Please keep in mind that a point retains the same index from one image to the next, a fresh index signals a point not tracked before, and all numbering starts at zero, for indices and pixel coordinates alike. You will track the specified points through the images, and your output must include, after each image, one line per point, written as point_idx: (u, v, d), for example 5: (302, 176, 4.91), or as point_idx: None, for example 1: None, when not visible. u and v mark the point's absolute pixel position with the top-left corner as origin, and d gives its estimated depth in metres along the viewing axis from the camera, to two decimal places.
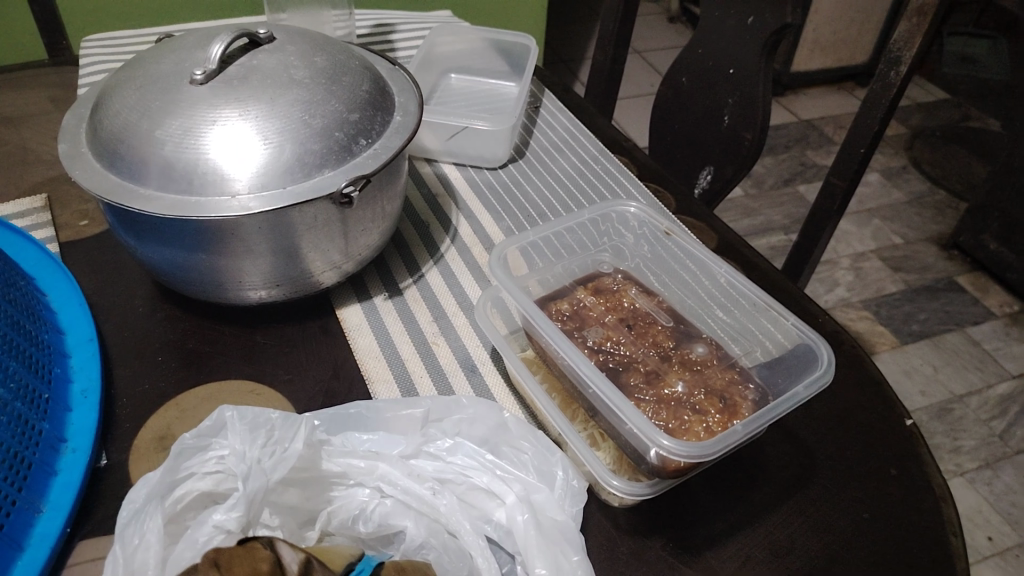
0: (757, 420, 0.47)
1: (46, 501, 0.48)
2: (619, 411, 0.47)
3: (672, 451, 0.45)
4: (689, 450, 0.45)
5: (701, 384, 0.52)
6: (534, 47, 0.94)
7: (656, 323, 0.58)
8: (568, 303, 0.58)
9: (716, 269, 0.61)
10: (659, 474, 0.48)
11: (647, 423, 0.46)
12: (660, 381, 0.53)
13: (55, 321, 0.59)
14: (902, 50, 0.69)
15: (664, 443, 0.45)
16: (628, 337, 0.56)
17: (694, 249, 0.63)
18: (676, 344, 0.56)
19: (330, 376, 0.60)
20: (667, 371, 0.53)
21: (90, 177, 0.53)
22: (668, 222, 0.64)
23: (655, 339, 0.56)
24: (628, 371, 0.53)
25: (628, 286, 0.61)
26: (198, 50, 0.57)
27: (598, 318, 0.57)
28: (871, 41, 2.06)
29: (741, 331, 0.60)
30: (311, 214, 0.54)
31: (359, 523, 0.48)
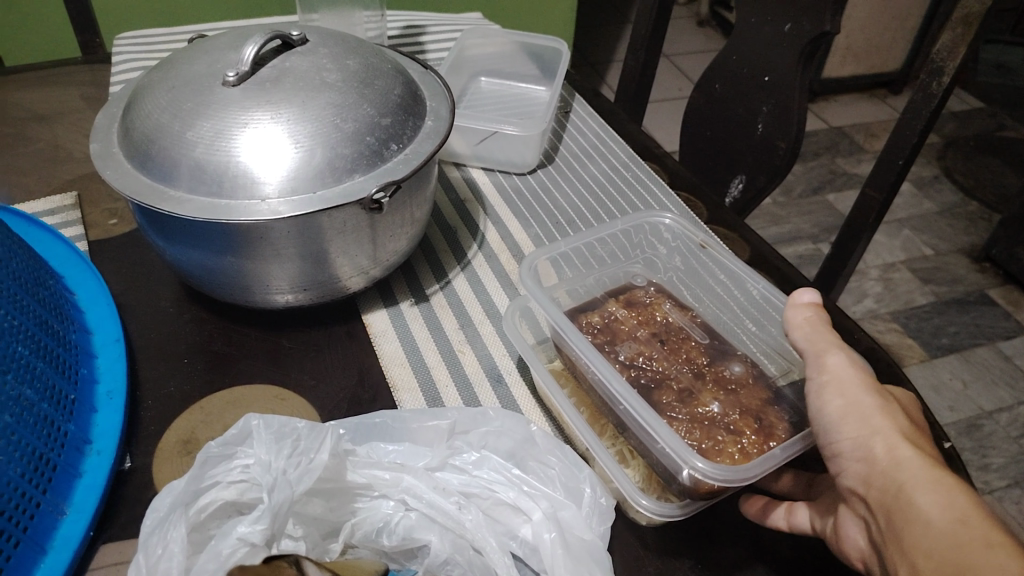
0: (793, 445, 0.45)
1: (70, 504, 0.47)
2: (651, 430, 0.46)
3: (705, 474, 0.44)
4: (724, 474, 0.43)
5: (736, 404, 0.51)
6: (566, 51, 0.93)
7: (689, 340, 0.57)
8: (599, 317, 0.57)
9: (751, 285, 0.60)
10: (691, 495, 0.47)
11: (680, 444, 0.45)
12: (693, 400, 0.51)
13: (82, 320, 0.59)
14: (944, 60, 0.66)
15: (698, 465, 0.44)
16: (661, 353, 0.55)
17: (728, 263, 0.61)
18: (709, 361, 0.55)
19: (355, 383, 0.59)
20: (700, 390, 0.52)
21: (121, 178, 0.53)
22: (703, 235, 0.63)
23: (689, 355, 0.55)
24: (661, 389, 0.52)
25: (661, 300, 0.60)
26: (231, 52, 0.57)
27: (631, 334, 0.56)
28: (904, 48, 2.01)
29: (776, 348, 0.58)
30: (340, 219, 0.54)
31: (383, 535, 0.47)
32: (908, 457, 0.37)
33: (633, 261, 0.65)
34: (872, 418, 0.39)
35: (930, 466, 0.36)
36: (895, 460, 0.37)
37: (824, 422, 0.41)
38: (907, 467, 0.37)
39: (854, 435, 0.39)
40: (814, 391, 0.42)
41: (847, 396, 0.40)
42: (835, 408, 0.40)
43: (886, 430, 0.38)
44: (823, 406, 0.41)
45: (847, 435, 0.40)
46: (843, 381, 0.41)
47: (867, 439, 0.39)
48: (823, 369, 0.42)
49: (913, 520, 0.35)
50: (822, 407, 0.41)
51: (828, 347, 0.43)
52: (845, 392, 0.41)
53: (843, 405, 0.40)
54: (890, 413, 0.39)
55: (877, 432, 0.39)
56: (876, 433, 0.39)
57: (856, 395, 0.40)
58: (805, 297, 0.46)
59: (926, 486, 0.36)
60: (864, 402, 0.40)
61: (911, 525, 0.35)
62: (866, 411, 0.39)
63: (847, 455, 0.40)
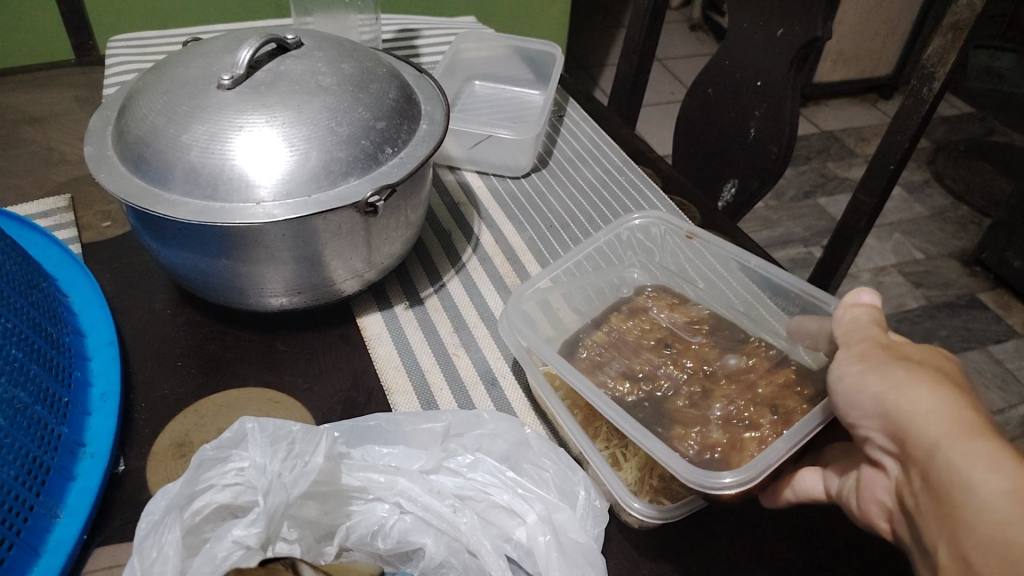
0: (797, 434, 0.45)
1: (63, 507, 0.47)
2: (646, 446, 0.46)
3: (735, 486, 0.43)
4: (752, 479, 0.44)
5: (750, 399, 0.52)
6: (560, 55, 0.93)
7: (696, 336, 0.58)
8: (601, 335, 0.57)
9: (746, 263, 0.63)
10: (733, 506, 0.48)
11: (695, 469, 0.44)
12: (706, 400, 0.52)
13: (76, 323, 0.59)
14: (935, 66, 0.67)
15: (725, 481, 0.43)
16: (672, 355, 0.56)
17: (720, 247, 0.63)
18: (720, 357, 0.56)
19: (350, 386, 0.59)
20: (714, 390, 0.53)
21: (115, 180, 0.53)
22: (687, 225, 0.64)
23: (698, 354, 0.56)
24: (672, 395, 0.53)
25: (667, 307, 0.61)
26: (226, 55, 0.57)
27: (640, 345, 0.57)
28: (895, 53, 2.03)
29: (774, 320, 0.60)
30: (335, 222, 0.54)
31: (378, 538, 0.48)
32: (936, 413, 0.35)
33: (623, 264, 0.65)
34: (893, 371, 0.38)
35: (960, 420, 0.34)
36: (921, 421, 0.35)
37: (844, 388, 0.40)
38: (933, 426, 0.35)
39: (872, 396, 0.38)
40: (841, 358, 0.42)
41: (866, 360, 0.40)
42: (853, 373, 0.40)
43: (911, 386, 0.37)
44: (842, 375, 0.41)
45: (867, 395, 0.39)
46: (863, 350, 0.41)
47: (888, 400, 0.37)
48: (848, 346, 0.42)
49: (946, 486, 0.33)
50: (841, 375, 0.41)
51: (856, 330, 0.43)
52: (864, 358, 0.40)
53: (861, 367, 0.40)
54: (917, 369, 0.38)
55: (894, 390, 0.37)
56: (894, 392, 0.37)
57: (876, 358, 0.40)
58: (864, 297, 0.45)
59: (958, 447, 0.33)
60: (884, 362, 0.39)
61: (947, 492, 0.33)
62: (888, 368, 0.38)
63: (871, 419, 0.39)
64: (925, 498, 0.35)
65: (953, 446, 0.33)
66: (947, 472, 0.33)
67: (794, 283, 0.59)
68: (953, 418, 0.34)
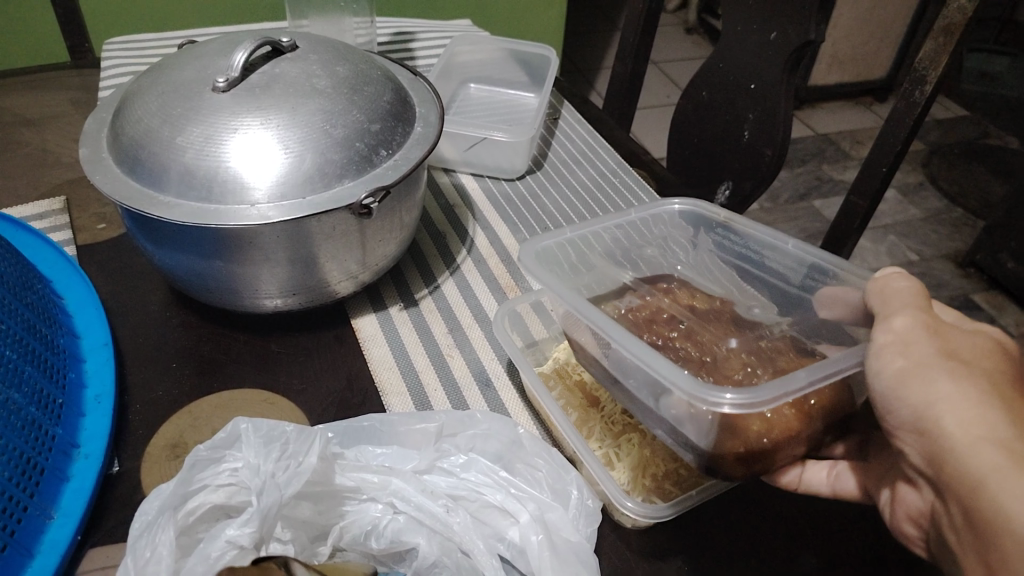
0: (821, 369, 0.42)
1: (57, 508, 0.47)
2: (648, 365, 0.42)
3: (732, 407, 0.39)
4: (754, 408, 0.40)
5: (770, 368, 0.47)
6: (555, 58, 0.94)
7: (719, 319, 0.52)
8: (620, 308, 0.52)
9: (782, 244, 0.55)
10: (726, 473, 0.44)
11: (696, 381, 0.40)
12: (718, 367, 0.47)
13: (71, 325, 0.59)
14: (926, 70, 0.67)
15: (726, 398, 0.39)
16: (690, 324, 0.51)
17: (759, 234, 0.57)
18: (744, 335, 0.50)
19: (344, 388, 0.59)
20: (732, 355, 0.48)
21: (110, 182, 0.53)
22: (725, 210, 0.58)
23: (719, 330, 0.51)
24: (683, 365, 0.47)
25: (685, 289, 0.55)
26: (221, 58, 0.57)
27: (652, 317, 0.51)
28: (889, 56, 2.03)
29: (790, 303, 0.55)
30: (329, 225, 0.54)
31: (372, 538, 0.48)
32: (984, 442, 0.34)
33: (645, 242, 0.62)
34: (936, 379, 0.36)
35: (1011, 453, 0.33)
36: (968, 447, 0.35)
37: (884, 385, 0.39)
38: (980, 457, 0.34)
39: (916, 405, 0.37)
40: (879, 345, 0.40)
41: (909, 356, 0.38)
42: (895, 370, 0.38)
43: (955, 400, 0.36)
44: (883, 369, 0.39)
45: (909, 402, 0.37)
46: (906, 339, 0.39)
47: (932, 416, 0.36)
48: (888, 327, 0.40)
49: (990, 522, 0.33)
50: (881, 368, 0.39)
51: (897, 309, 0.40)
52: (907, 352, 0.38)
53: (905, 366, 0.38)
54: (964, 377, 0.36)
55: (940, 406, 0.36)
56: (940, 409, 0.36)
57: (920, 355, 0.38)
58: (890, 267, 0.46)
59: (1007, 486, 0.32)
60: (929, 362, 0.37)
61: (992, 527, 0.33)
62: (930, 372, 0.37)
63: (910, 426, 0.38)
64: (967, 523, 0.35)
65: (1001, 483, 0.33)
66: (994, 510, 0.33)
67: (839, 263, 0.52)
68: (1002, 448, 0.33)
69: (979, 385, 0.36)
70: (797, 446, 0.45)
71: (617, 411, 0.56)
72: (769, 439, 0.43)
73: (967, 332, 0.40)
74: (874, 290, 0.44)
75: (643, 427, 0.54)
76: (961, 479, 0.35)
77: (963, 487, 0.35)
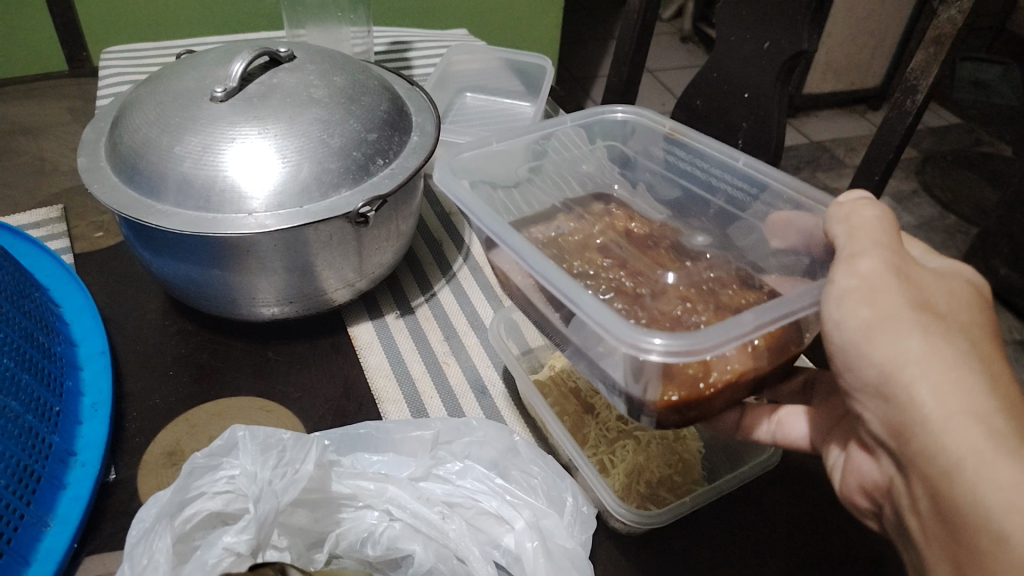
0: (770, 312, 0.37)
1: (54, 516, 0.48)
2: (573, 303, 0.37)
3: (662, 355, 0.35)
4: (691, 356, 0.35)
5: (709, 301, 0.46)
6: (550, 67, 0.94)
7: (656, 246, 0.52)
8: (545, 233, 0.51)
9: (733, 160, 0.53)
10: (663, 422, 0.41)
11: (623, 324, 0.35)
12: (655, 301, 0.45)
13: (68, 333, 0.59)
14: (918, 79, 0.67)
15: (655, 344, 0.34)
16: (626, 253, 0.51)
17: (705, 147, 0.54)
18: (685, 267, 0.50)
19: (340, 395, 0.60)
20: (670, 288, 0.47)
21: (108, 191, 0.53)
22: (669, 121, 0.56)
23: (656, 261, 0.50)
24: (614, 296, 0.46)
25: (620, 213, 0.55)
26: (219, 67, 0.58)
27: (584, 244, 0.52)
28: (883, 65, 2.05)
29: (733, 226, 0.54)
30: (326, 233, 0.55)
31: (368, 545, 0.48)
32: (960, 416, 0.31)
33: (583, 151, 0.59)
34: (908, 337, 0.33)
35: (993, 432, 0.30)
36: (940, 414, 0.32)
37: (846, 334, 0.36)
38: (954, 431, 0.31)
39: (883, 364, 0.34)
40: (841, 291, 0.36)
41: (877, 307, 0.35)
42: (859, 321, 0.35)
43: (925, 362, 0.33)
44: (846, 316, 0.36)
45: (875, 359, 0.35)
46: (874, 286, 0.35)
47: (906, 382, 0.33)
48: (853, 270, 0.36)
49: (959, 506, 0.31)
50: (844, 316, 0.36)
51: (866, 247, 0.37)
52: (874, 302, 0.35)
53: (871, 318, 0.35)
54: (939, 336, 0.33)
55: (915, 372, 0.33)
56: (915, 375, 0.33)
57: (890, 307, 0.34)
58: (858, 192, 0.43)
59: (984, 469, 0.30)
60: (898, 316, 0.34)
61: (963, 510, 0.31)
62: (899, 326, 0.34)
63: (875, 393, 0.35)
64: (928, 503, 0.33)
65: (980, 467, 0.30)
66: (969, 496, 0.30)
67: (791, 184, 0.49)
68: (980, 423, 0.31)
69: (956, 347, 0.33)
70: (739, 392, 0.41)
71: (612, 418, 0.57)
72: (706, 384, 0.39)
73: (938, 278, 0.37)
74: (839, 219, 0.40)
75: (637, 435, 0.55)
76: (930, 457, 0.32)
77: (932, 465, 0.32)
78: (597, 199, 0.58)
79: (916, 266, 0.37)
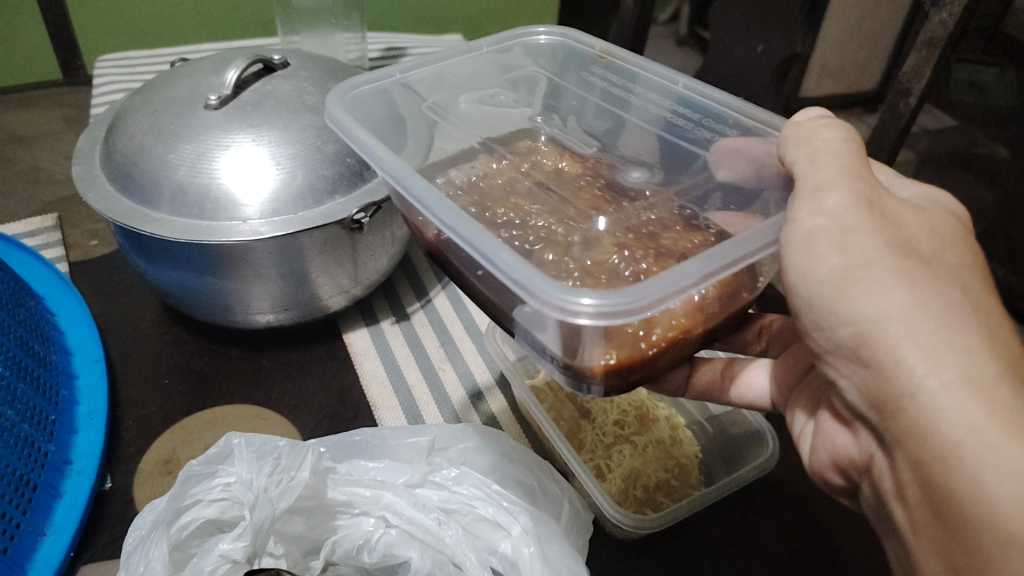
0: (716, 258, 0.32)
1: (49, 525, 0.48)
2: (490, 262, 0.32)
3: (593, 317, 0.30)
4: (631, 316, 0.30)
5: (650, 248, 0.39)
6: None
7: (589, 186, 0.46)
8: (464, 177, 0.45)
9: (674, 84, 0.47)
10: (602, 390, 0.36)
11: (546, 282, 0.30)
12: (587, 251, 0.38)
13: (63, 342, 0.59)
14: (911, 81, 0.66)
15: (584, 304, 0.29)
16: (552, 198, 0.44)
17: (643, 69, 0.48)
18: (622, 208, 0.43)
19: (335, 402, 0.60)
20: (604, 236, 0.40)
21: (102, 200, 0.53)
22: (601, 42, 0.50)
23: (589, 204, 0.43)
24: (544, 246, 0.38)
25: (549, 150, 0.49)
26: (213, 75, 0.58)
27: (509, 187, 0.44)
28: None
29: (673, 155, 0.46)
30: (320, 239, 0.54)
31: (364, 552, 0.49)
32: (955, 384, 0.30)
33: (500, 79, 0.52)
34: (891, 290, 0.31)
35: (995, 406, 0.29)
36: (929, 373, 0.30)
37: (814, 285, 0.33)
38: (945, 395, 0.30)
39: (860, 321, 0.32)
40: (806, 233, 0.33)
41: (848, 253, 0.32)
42: (832, 269, 0.32)
43: (911, 319, 0.31)
44: (812, 263, 0.33)
45: (851, 318, 0.32)
46: (844, 225, 0.32)
47: (889, 344, 0.31)
48: (819, 209, 0.33)
49: (955, 487, 0.30)
50: (810, 264, 0.33)
51: (832, 177, 0.34)
52: (844, 248, 0.32)
53: (843, 265, 0.32)
54: (924, 286, 0.31)
55: (900, 333, 0.31)
56: (900, 336, 0.31)
57: (863, 253, 0.32)
58: (811, 111, 0.40)
59: (985, 447, 0.29)
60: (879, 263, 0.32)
61: (956, 487, 0.29)
62: (875, 271, 0.32)
63: (851, 359, 0.33)
64: (914, 483, 0.32)
65: (979, 443, 0.29)
66: (967, 475, 0.29)
67: (740, 108, 0.44)
68: (978, 392, 0.29)
69: (941, 297, 0.31)
70: (685, 348, 0.37)
71: (608, 423, 0.57)
72: (649, 343, 0.34)
73: (913, 211, 0.35)
74: (798, 142, 0.37)
75: (634, 440, 0.56)
76: (919, 431, 0.31)
77: (921, 441, 0.31)
78: (522, 135, 0.51)
79: (889, 196, 0.34)
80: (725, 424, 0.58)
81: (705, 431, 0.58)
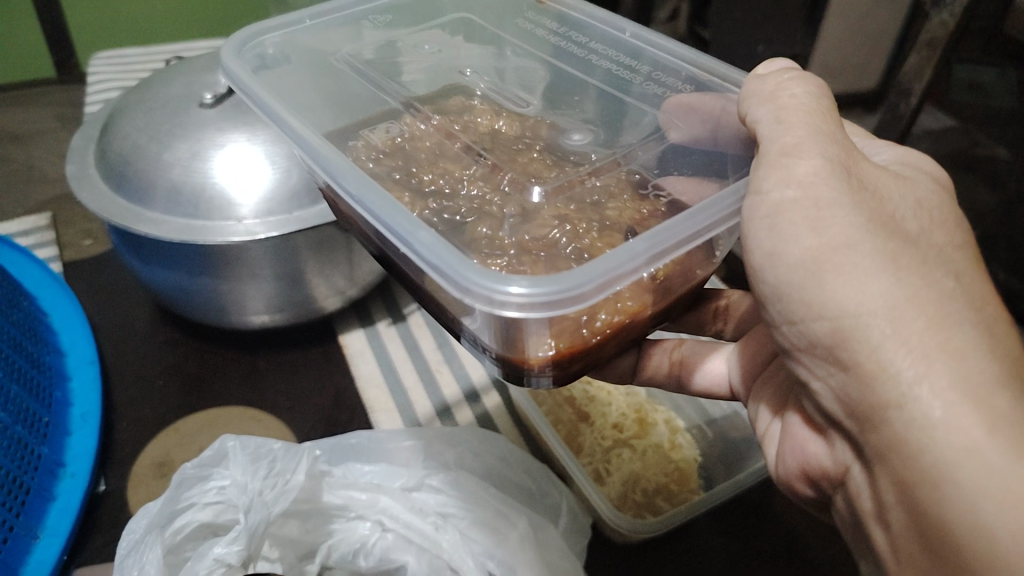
0: (666, 235, 0.30)
1: (42, 528, 0.47)
2: (408, 246, 0.29)
3: (519, 309, 0.28)
4: (569, 304, 0.28)
5: (593, 219, 0.35)
6: None
7: (527, 150, 0.40)
8: (386, 138, 0.40)
9: (619, 33, 0.45)
10: (542, 381, 0.34)
11: (470, 268, 0.28)
12: (523, 225, 0.35)
13: (56, 342, 0.58)
14: (912, 81, 0.66)
15: (512, 293, 0.27)
16: (496, 157, 0.39)
17: (582, 17, 0.46)
18: (562, 172, 0.38)
19: (331, 404, 0.59)
20: (544, 207, 0.36)
21: (96, 199, 0.52)
22: None
23: (526, 168, 0.39)
24: (477, 220, 0.35)
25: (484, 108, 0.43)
26: (208, 73, 0.57)
27: (439, 150, 0.40)
28: None
29: (614, 112, 0.42)
30: (314, 239, 0.54)
31: (360, 557, 0.47)
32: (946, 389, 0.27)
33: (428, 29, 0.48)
34: (876, 277, 0.29)
35: (990, 416, 0.27)
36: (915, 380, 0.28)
37: (784, 269, 0.31)
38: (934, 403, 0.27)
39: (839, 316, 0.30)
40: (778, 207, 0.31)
41: (822, 234, 0.30)
42: (804, 251, 0.30)
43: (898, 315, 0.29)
44: (781, 245, 0.31)
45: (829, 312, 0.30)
46: (815, 199, 0.30)
47: (872, 344, 0.29)
48: (790, 179, 0.31)
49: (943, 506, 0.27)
50: (780, 244, 0.31)
51: (805, 147, 0.32)
52: (819, 228, 0.30)
53: (819, 246, 0.30)
54: (911, 275, 0.29)
55: (885, 331, 0.29)
56: (885, 335, 0.29)
57: (839, 233, 0.30)
58: (775, 65, 0.37)
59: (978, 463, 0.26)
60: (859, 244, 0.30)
61: (945, 505, 0.27)
62: (857, 256, 0.29)
63: (824, 362, 0.31)
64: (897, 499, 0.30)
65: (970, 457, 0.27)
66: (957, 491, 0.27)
67: (688, 58, 0.42)
68: (970, 399, 0.27)
69: (929, 288, 0.29)
70: (630, 333, 0.35)
71: (607, 426, 0.57)
72: (591, 329, 0.32)
73: (890, 180, 0.33)
74: (763, 99, 0.35)
75: (633, 443, 0.56)
76: (903, 446, 0.28)
77: (906, 456, 0.29)
78: (455, 92, 0.45)
79: (864, 162, 0.33)
80: (724, 428, 0.57)
81: (705, 436, 0.57)
